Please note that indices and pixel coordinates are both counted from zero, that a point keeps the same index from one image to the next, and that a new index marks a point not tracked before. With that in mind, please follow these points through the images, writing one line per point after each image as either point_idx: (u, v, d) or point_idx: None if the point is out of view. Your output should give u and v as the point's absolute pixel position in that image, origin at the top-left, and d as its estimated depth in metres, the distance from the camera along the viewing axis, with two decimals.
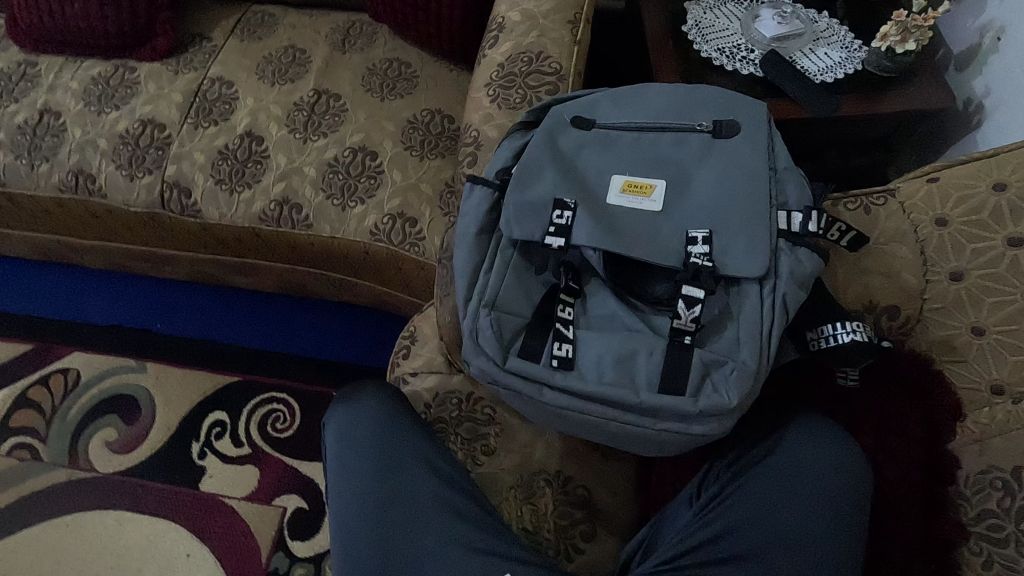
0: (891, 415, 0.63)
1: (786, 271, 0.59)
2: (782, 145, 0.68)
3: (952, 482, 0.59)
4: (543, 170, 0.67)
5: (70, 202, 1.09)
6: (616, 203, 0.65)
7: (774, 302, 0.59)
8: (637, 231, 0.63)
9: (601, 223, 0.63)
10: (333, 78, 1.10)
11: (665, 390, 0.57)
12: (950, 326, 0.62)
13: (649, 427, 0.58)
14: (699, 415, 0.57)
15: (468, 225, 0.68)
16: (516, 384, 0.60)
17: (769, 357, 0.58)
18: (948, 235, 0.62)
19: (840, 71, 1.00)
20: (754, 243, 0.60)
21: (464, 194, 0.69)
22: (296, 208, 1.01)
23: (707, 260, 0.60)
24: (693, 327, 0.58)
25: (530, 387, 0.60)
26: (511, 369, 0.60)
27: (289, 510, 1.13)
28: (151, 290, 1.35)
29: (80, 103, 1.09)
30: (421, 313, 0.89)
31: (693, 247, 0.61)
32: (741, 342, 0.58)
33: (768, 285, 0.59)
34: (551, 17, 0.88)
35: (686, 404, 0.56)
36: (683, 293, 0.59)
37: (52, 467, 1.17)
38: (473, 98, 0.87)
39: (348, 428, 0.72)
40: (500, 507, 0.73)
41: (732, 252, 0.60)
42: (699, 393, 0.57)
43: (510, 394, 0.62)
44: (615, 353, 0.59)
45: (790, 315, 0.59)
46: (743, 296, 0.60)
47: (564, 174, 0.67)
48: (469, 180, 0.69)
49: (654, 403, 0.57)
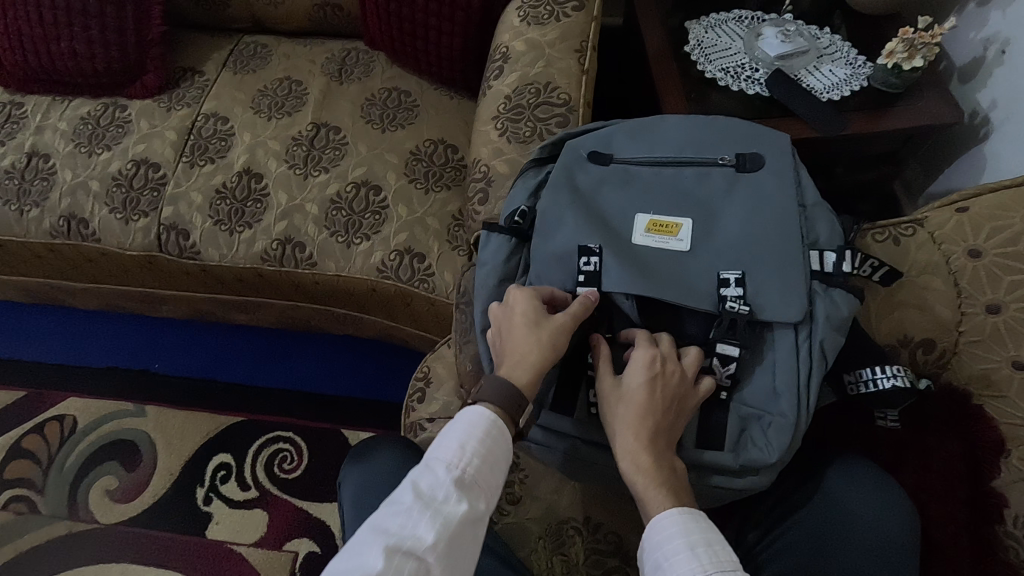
0: (935, 454, 0.61)
1: (822, 316, 0.58)
2: (807, 178, 0.66)
3: (1000, 521, 0.57)
4: (565, 213, 0.65)
5: (63, 246, 1.05)
6: (643, 244, 0.63)
7: (811, 349, 0.58)
8: (667, 274, 0.60)
9: (630, 267, 0.60)
10: (331, 110, 1.07)
11: (705, 446, 0.57)
12: (989, 360, 0.59)
13: (692, 481, 0.57)
14: (740, 470, 0.57)
15: (487, 273, 0.66)
16: (548, 439, 0.62)
17: (809, 405, 0.57)
18: (982, 268, 0.60)
19: (846, 88, 0.99)
20: (789, 287, 0.59)
21: (480, 243, 0.68)
22: (299, 246, 0.98)
23: (743, 304, 0.58)
24: (729, 382, 0.58)
25: (565, 443, 0.61)
26: (544, 424, 0.61)
27: (300, 555, 1.09)
28: (147, 329, 1.31)
29: (70, 144, 1.06)
30: (434, 353, 0.87)
31: (725, 289, 0.59)
32: (779, 392, 0.57)
33: (804, 330, 0.58)
34: (557, 46, 0.86)
35: (725, 459, 0.56)
36: (717, 351, 0.58)
37: (50, 521, 1.13)
38: (481, 131, 0.85)
39: (366, 485, 0.69)
40: (529, 560, 0.70)
41: (766, 296, 0.58)
42: (739, 447, 0.57)
43: (543, 449, 0.63)
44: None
45: (830, 362, 0.57)
46: (778, 342, 0.58)
47: (585, 214, 0.64)
48: (485, 228, 0.68)
49: (692, 458, 0.57)
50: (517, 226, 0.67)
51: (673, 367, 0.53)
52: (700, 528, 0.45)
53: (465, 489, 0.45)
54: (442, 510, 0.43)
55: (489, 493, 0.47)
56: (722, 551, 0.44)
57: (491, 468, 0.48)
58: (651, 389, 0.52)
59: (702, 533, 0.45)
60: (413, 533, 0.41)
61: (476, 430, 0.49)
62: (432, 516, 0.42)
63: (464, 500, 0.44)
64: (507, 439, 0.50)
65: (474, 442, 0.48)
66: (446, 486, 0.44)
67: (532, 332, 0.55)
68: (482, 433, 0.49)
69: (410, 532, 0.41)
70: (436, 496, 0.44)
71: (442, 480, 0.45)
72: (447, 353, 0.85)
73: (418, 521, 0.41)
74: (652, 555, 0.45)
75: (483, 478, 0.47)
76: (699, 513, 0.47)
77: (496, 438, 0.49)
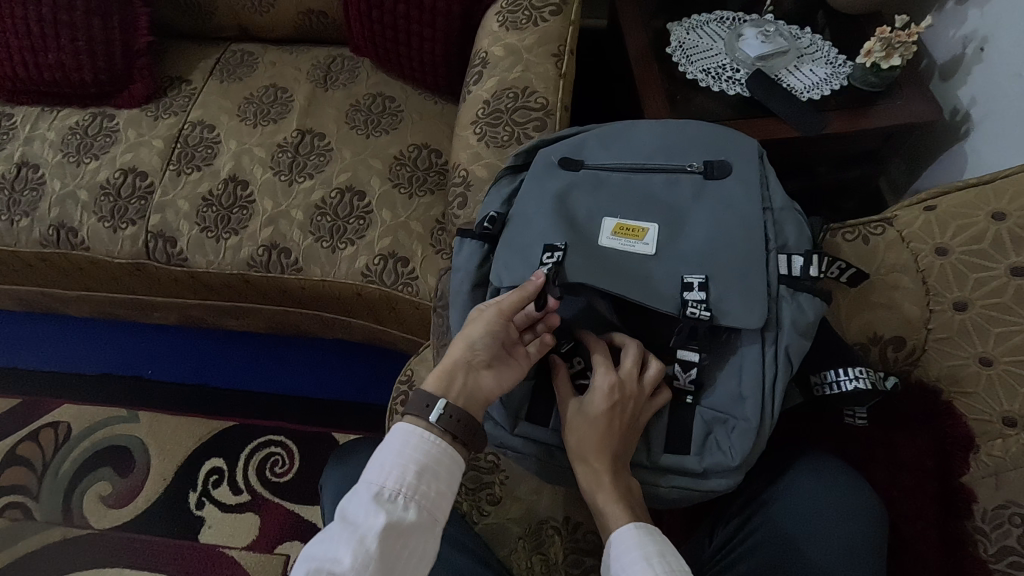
0: (902, 451, 0.62)
1: (788, 322, 0.59)
2: (776, 184, 0.67)
3: (969, 516, 0.58)
4: (533, 217, 0.66)
5: (53, 255, 1.06)
6: (608, 246, 0.64)
7: (776, 355, 0.58)
8: (632, 277, 0.61)
9: (595, 270, 0.61)
10: (316, 116, 1.08)
11: (672, 451, 0.59)
12: (957, 356, 0.60)
13: (661, 485, 0.59)
14: (705, 473, 0.58)
15: (461, 280, 0.68)
16: (523, 448, 0.62)
17: (773, 411, 0.57)
18: (949, 266, 0.61)
19: (826, 88, 0.99)
20: (752, 292, 0.59)
21: (454, 250, 0.69)
22: (284, 252, 0.99)
23: (703, 310, 0.58)
24: (693, 387, 0.59)
25: (539, 451, 0.62)
26: (520, 434, 0.62)
27: (292, 558, 1.10)
28: (140, 335, 1.32)
29: (59, 154, 1.07)
30: (418, 355, 0.88)
31: (688, 292, 0.60)
32: (744, 397, 0.58)
33: (770, 336, 0.59)
34: (535, 51, 0.87)
35: (690, 463, 0.58)
36: (678, 356, 0.60)
37: (45, 527, 1.14)
38: (460, 136, 0.86)
39: (346, 487, 0.70)
40: (509, 560, 0.71)
41: (730, 300, 0.59)
42: (704, 451, 0.58)
43: (518, 458, 0.63)
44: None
45: (795, 366, 0.58)
46: (745, 351, 0.59)
47: (553, 216, 0.65)
48: (458, 234, 0.69)
49: (660, 463, 0.59)
50: (488, 232, 0.67)
51: (634, 387, 0.56)
52: (654, 540, 0.50)
53: (386, 503, 0.48)
54: (361, 529, 0.45)
55: (420, 498, 0.49)
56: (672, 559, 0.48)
57: (417, 479, 0.50)
58: (611, 413, 0.55)
59: (656, 544, 0.49)
60: (333, 556, 0.44)
61: (396, 444, 0.51)
62: (351, 537, 0.45)
63: (384, 513, 0.47)
64: (436, 448, 0.52)
65: (392, 458, 0.50)
66: (366, 505, 0.47)
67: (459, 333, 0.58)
68: (405, 448, 0.51)
69: (330, 556, 0.44)
70: (356, 518, 0.46)
71: (362, 500, 0.48)
72: (429, 355, 0.86)
73: (337, 544, 0.45)
74: (612, 566, 0.50)
75: (408, 488, 0.49)
76: (653, 528, 0.51)
77: (420, 446, 0.51)
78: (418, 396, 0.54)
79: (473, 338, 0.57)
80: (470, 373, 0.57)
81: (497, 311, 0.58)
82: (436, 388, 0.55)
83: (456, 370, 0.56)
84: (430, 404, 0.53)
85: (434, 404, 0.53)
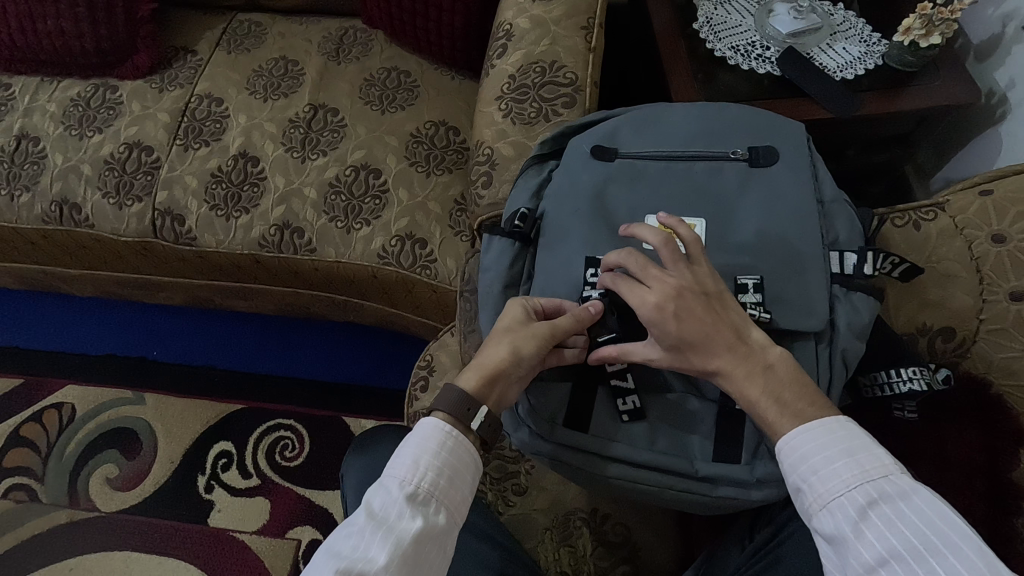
0: (950, 446, 0.60)
1: (843, 324, 0.57)
2: (824, 171, 0.65)
3: (1018, 514, 0.55)
4: (570, 219, 0.63)
5: (55, 233, 1.02)
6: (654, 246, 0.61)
7: (832, 357, 0.57)
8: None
9: None
10: (329, 91, 1.04)
11: (720, 459, 0.56)
12: (1010, 349, 0.58)
13: (703, 495, 0.56)
14: (756, 483, 0.56)
15: (490, 281, 0.64)
16: (562, 455, 0.58)
17: None
18: (1006, 254, 0.59)
19: (860, 66, 0.95)
20: (809, 292, 0.57)
21: (482, 248, 0.66)
22: (297, 232, 0.96)
23: (763, 312, 0.55)
24: None
25: (578, 458, 0.58)
26: (558, 440, 0.58)
27: (303, 543, 1.08)
28: (145, 315, 1.29)
29: (60, 127, 1.03)
30: (438, 341, 0.85)
31: (743, 295, 0.57)
32: None
33: (825, 339, 0.57)
34: (563, 23, 0.83)
35: (741, 472, 0.55)
36: None
37: (51, 509, 1.12)
38: (484, 111, 0.82)
39: (368, 479, 0.68)
40: (535, 552, 0.69)
41: (787, 303, 0.57)
42: (754, 460, 0.56)
43: (555, 464, 0.60)
44: (671, 421, 0.58)
45: (852, 370, 0.56)
46: (799, 352, 0.56)
47: (592, 218, 0.62)
48: (485, 232, 0.66)
49: (707, 472, 0.56)
50: (518, 229, 0.64)
51: (660, 283, 0.51)
52: (838, 438, 0.46)
53: (419, 505, 0.47)
54: (395, 530, 0.45)
55: (450, 502, 0.48)
56: (866, 460, 0.45)
57: (447, 481, 0.49)
58: (678, 319, 0.50)
59: (841, 440, 0.46)
60: (364, 555, 0.43)
61: (431, 445, 0.49)
62: (384, 537, 0.44)
63: (418, 515, 0.46)
64: (469, 451, 0.51)
65: (428, 455, 0.49)
66: (399, 504, 0.46)
67: (504, 337, 0.55)
68: (439, 447, 0.50)
69: (362, 555, 0.43)
70: (388, 515, 0.45)
71: (395, 498, 0.46)
72: (450, 341, 0.84)
73: (370, 541, 0.44)
74: (790, 478, 0.47)
75: (440, 491, 0.48)
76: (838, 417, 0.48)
77: (455, 447, 0.50)
78: (457, 397, 0.52)
79: (521, 351, 0.54)
80: (504, 388, 0.54)
81: (556, 327, 0.55)
82: (476, 391, 0.53)
83: (498, 381, 0.54)
84: (472, 409, 0.52)
85: (475, 410, 0.52)
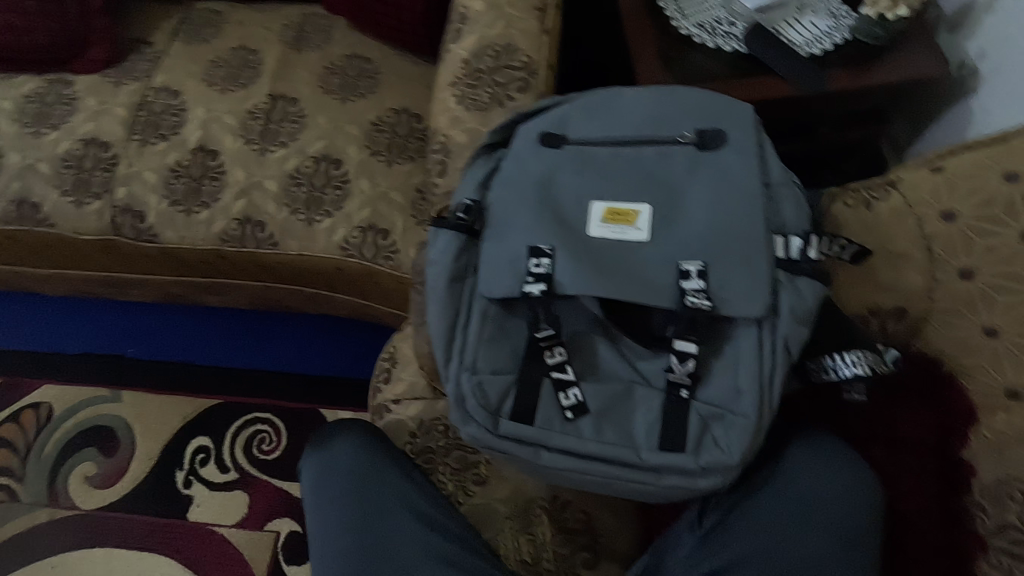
0: (903, 428, 0.61)
1: (786, 310, 0.56)
2: (773, 154, 0.64)
3: (967, 491, 0.57)
4: (516, 209, 0.62)
5: (17, 233, 1.01)
6: (599, 235, 0.60)
7: (774, 346, 0.56)
8: (626, 269, 0.57)
9: (588, 267, 0.57)
10: (289, 80, 1.02)
11: (665, 448, 0.56)
12: (960, 328, 0.58)
13: (648, 484, 0.56)
14: (700, 471, 0.55)
15: (436, 274, 0.63)
16: (511, 449, 0.58)
17: (771, 401, 0.56)
18: (953, 234, 0.57)
19: (828, 41, 0.92)
20: (753, 278, 0.56)
21: (428, 241, 0.64)
22: (259, 225, 0.95)
23: (703, 299, 0.55)
24: (689, 380, 0.57)
25: (526, 450, 0.58)
26: (504, 434, 0.57)
27: (283, 534, 1.09)
28: (119, 312, 1.28)
29: (15, 124, 1.00)
30: (401, 332, 0.84)
31: (686, 282, 0.56)
32: (740, 392, 0.55)
33: (768, 324, 0.56)
34: (517, 4, 0.81)
35: (686, 462, 0.55)
36: (676, 347, 0.57)
37: (31, 508, 1.12)
38: (438, 98, 0.81)
39: (326, 475, 0.68)
40: (495, 541, 0.70)
41: (730, 289, 0.56)
42: (699, 448, 0.55)
43: (505, 456, 0.59)
44: (615, 411, 0.58)
45: (793, 356, 0.56)
46: (741, 339, 0.57)
47: (537, 207, 0.61)
48: (432, 224, 0.64)
49: (651, 461, 0.56)
50: (464, 223, 0.62)
51: None
52: None
53: None
54: None
55: None
56: None
57: None
58: None
59: None
60: None
61: None
62: None
63: None
64: None
65: None
66: None
67: None
68: None
69: None
70: None
71: None
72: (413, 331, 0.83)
73: None
74: None
75: None
76: None
77: None
78: None
79: None
80: None
81: None
82: None
83: None
84: None
85: None
